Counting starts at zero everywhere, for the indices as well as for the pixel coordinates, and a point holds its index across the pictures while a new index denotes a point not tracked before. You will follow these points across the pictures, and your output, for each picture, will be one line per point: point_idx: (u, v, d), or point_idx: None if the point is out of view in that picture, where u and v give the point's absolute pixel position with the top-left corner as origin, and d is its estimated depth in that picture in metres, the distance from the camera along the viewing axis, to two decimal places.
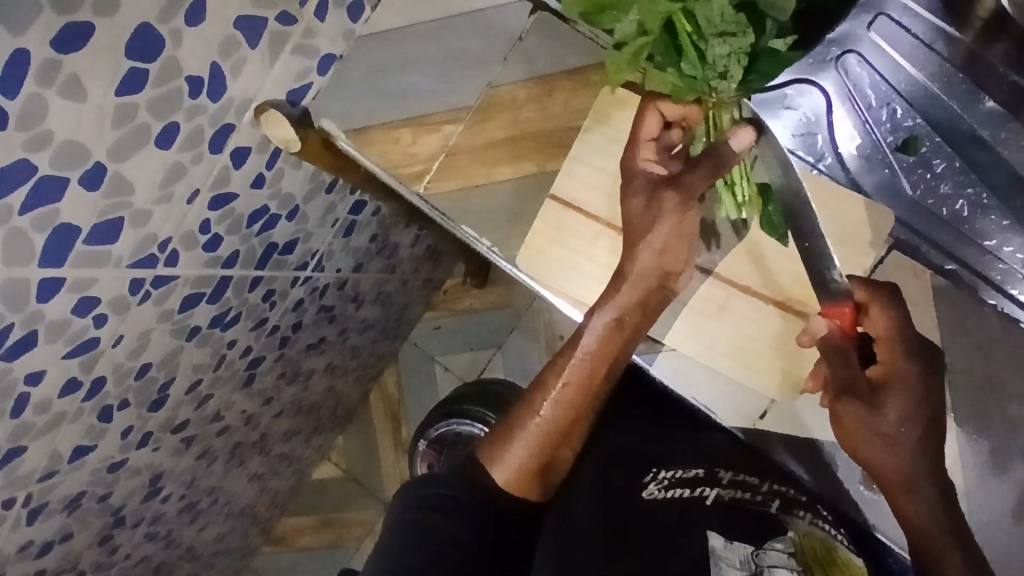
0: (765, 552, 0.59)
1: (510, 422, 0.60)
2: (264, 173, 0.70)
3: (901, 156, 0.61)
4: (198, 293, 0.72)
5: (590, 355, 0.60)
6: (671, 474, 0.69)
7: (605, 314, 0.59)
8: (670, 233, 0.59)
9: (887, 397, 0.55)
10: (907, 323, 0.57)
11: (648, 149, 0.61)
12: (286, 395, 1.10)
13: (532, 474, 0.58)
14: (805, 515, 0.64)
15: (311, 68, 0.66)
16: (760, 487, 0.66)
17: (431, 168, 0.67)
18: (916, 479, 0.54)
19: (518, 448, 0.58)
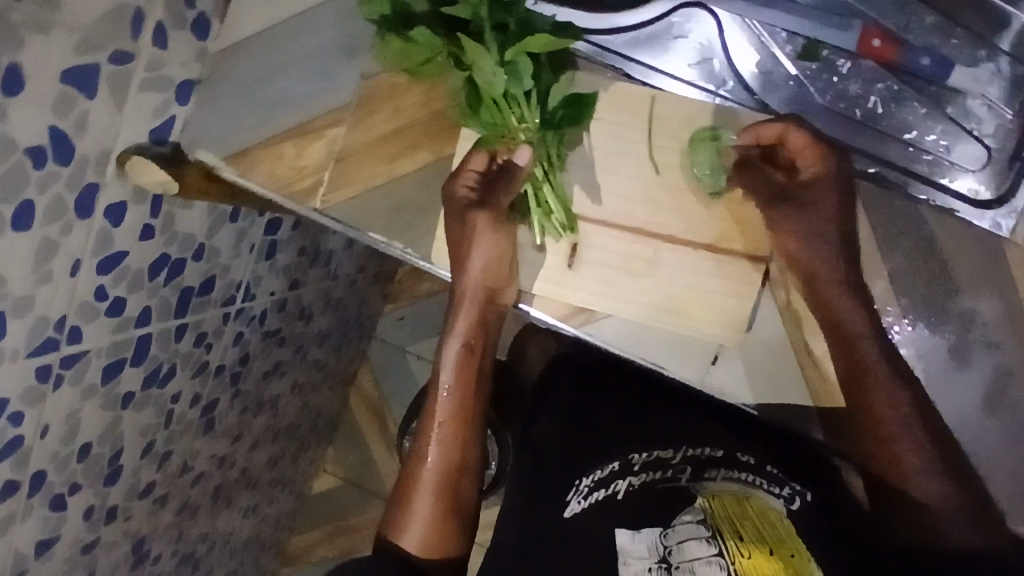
0: (676, 527, 0.63)
1: (409, 476, 0.68)
2: (152, 221, 0.65)
3: (803, 64, 0.60)
4: (119, 359, 0.68)
5: (457, 381, 0.66)
6: (590, 479, 0.70)
7: (454, 343, 0.66)
8: (488, 262, 0.60)
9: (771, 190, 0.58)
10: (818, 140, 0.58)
11: (468, 180, 0.60)
12: (256, 425, 1.07)
13: (442, 522, 0.66)
14: (717, 473, 0.68)
15: (170, 101, 0.61)
16: (673, 460, 0.70)
17: (323, 179, 0.62)
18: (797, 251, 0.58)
19: (420, 506, 0.66)
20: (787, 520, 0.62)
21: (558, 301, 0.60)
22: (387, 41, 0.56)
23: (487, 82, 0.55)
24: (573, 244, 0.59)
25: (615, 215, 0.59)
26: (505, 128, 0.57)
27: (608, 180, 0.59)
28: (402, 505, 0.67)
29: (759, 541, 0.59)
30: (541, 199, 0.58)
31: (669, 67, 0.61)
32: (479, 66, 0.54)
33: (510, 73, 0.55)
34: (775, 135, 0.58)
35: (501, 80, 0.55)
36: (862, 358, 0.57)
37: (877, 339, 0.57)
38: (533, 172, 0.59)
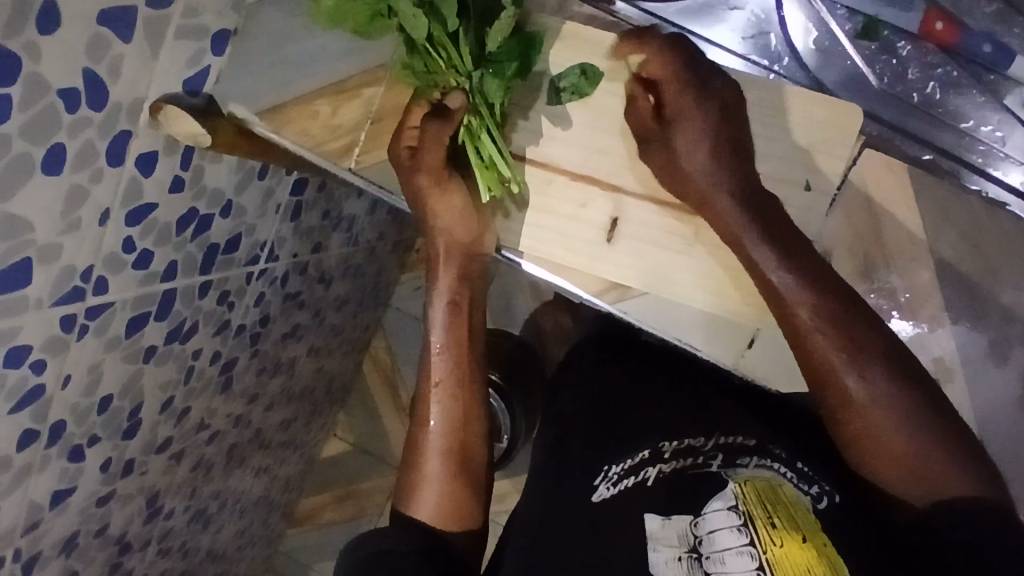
0: (705, 516, 0.54)
1: (417, 449, 0.65)
2: (181, 174, 0.63)
3: (861, 45, 0.65)
4: (142, 313, 0.68)
5: (447, 344, 0.65)
6: (620, 466, 0.63)
7: (441, 301, 0.64)
8: (452, 220, 0.60)
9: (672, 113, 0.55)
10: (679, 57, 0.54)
11: (410, 136, 0.59)
12: (272, 387, 1.07)
13: (455, 487, 0.64)
14: (751, 460, 0.58)
15: (205, 50, 0.58)
16: (704, 448, 0.61)
17: (358, 139, 0.62)
18: (715, 179, 0.54)
19: (429, 477, 0.64)
20: (815, 514, 0.53)
21: (593, 276, 0.58)
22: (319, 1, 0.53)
23: (411, 28, 0.51)
24: (613, 218, 0.57)
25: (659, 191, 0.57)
26: (439, 75, 0.56)
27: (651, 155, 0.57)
28: (412, 478, 0.64)
29: (793, 525, 0.51)
30: (484, 156, 0.57)
31: (719, 39, 0.61)
32: (403, 13, 0.50)
33: (433, 14, 0.51)
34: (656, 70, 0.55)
35: (426, 25, 0.50)
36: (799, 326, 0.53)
37: (812, 302, 0.52)
38: (468, 123, 0.57)
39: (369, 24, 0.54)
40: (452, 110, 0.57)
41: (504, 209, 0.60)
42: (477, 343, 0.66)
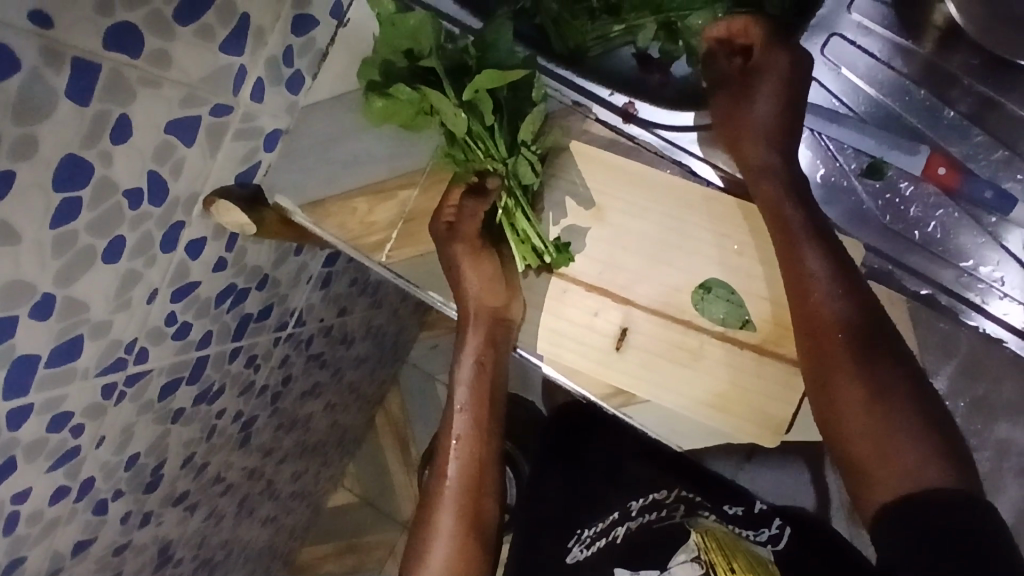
0: (672, 570, 0.65)
1: (429, 497, 0.65)
2: (226, 255, 0.68)
3: (867, 181, 0.60)
4: (176, 378, 0.72)
5: (470, 402, 0.64)
6: (591, 529, 0.75)
7: (467, 360, 0.63)
8: (481, 285, 0.60)
9: (759, 84, 0.58)
10: (778, 45, 0.58)
11: (449, 211, 0.61)
12: (287, 441, 1.10)
13: (461, 551, 0.63)
14: (709, 515, 0.70)
15: (258, 148, 0.65)
16: (667, 501, 0.73)
17: (391, 237, 0.65)
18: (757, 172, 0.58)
19: (437, 544, 0.63)
20: (774, 563, 0.64)
21: (601, 380, 0.61)
22: (371, 104, 0.59)
23: (451, 122, 0.56)
24: (623, 327, 0.60)
25: (670, 305, 0.59)
26: (477, 163, 0.60)
27: (665, 274, 0.60)
28: (422, 543, 0.64)
29: (748, 570, 0.60)
30: (522, 232, 0.60)
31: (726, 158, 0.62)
32: (443, 112, 0.56)
33: (472, 113, 0.56)
34: (741, 29, 0.59)
35: (463, 120, 0.56)
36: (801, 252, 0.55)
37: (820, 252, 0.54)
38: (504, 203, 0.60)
39: (411, 118, 0.60)
40: (488, 189, 0.60)
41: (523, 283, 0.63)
42: (498, 401, 0.65)
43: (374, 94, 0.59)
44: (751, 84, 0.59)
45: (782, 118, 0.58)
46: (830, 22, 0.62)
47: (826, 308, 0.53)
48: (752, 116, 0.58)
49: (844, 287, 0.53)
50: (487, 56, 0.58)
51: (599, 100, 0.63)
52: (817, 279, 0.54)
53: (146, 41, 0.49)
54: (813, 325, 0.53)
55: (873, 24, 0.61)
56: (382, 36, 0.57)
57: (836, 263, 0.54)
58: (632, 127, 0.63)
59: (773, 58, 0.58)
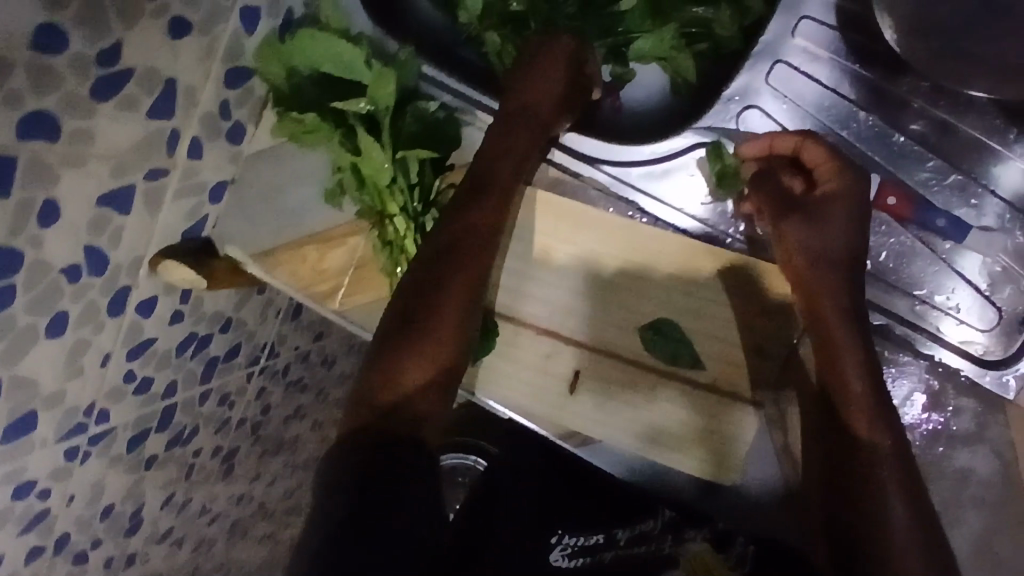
0: None
1: (392, 377, 0.50)
2: (181, 307, 0.68)
3: None
4: (144, 429, 0.73)
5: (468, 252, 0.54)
6: None
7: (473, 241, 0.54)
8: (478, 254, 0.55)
9: (830, 217, 0.55)
10: (843, 158, 0.56)
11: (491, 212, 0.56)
12: (275, 464, 1.11)
13: (397, 389, 0.50)
14: (694, 534, 0.62)
15: (203, 202, 0.63)
16: (654, 533, 0.63)
17: (341, 284, 0.64)
18: (828, 295, 0.54)
19: (374, 383, 0.50)
20: None
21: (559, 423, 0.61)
22: (282, 120, 0.59)
23: (372, 170, 0.56)
24: (575, 369, 0.59)
25: (621, 346, 0.59)
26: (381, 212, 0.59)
27: (616, 315, 0.59)
28: (376, 363, 0.51)
29: None
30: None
31: (671, 195, 0.61)
32: (368, 157, 0.56)
33: (398, 167, 0.57)
34: (790, 146, 0.57)
35: (387, 172, 0.56)
36: (834, 332, 0.54)
37: (863, 357, 0.53)
38: (385, 236, 0.60)
39: (321, 137, 0.59)
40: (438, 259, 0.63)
41: None
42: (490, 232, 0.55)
43: (287, 113, 0.58)
44: (823, 211, 0.56)
45: (850, 246, 0.55)
46: (775, 49, 0.60)
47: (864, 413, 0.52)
48: (814, 256, 0.55)
49: (867, 358, 0.53)
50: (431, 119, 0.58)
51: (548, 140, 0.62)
52: (856, 389, 0.52)
53: (65, 124, 0.48)
54: (840, 396, 0.53)
55: (819, 48, 0.60)
56: (310, 59, 0.57)
57: (870, 376, 0.53)
58: (580, 165, 0.62)
59: (846, 192, 0.55)
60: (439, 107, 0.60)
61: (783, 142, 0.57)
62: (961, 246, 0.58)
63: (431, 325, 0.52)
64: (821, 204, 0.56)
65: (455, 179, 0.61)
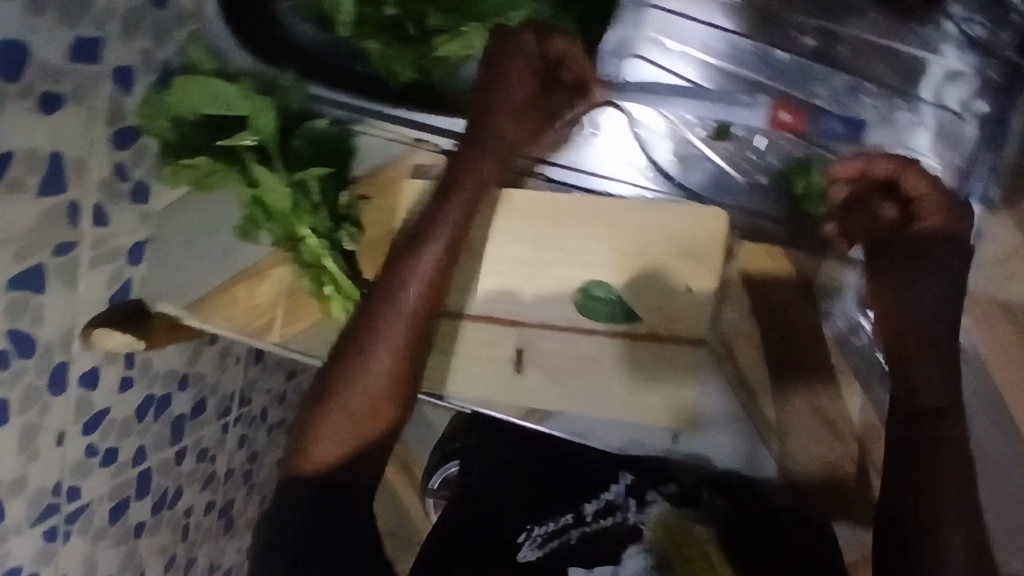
0: None
1: (347, 372, 0.53)
2: (129, 372, 0.69)
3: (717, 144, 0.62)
4: (123, 498, 0.73)
5: (425, 292, 0.54)
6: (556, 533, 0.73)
7: (429, 253, 0.54)
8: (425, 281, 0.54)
9: (935, 260, 0.53)
10: (943, 193, 0.53)
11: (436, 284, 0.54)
12: (278, 509, 1.10)
13: (368, 411, 0.53)
14: None
15: (123, 266, 0.64)
16: None
17: (277, 316, 0.64)
18: (909, 319, 0.53)
19: (352, 394, 0.53)
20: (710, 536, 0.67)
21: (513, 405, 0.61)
22: (175, 170, 0.59)
23: (275, 198, 0.57)
24: (517, 348, 0.60)
25: (555, 316, 0.59)
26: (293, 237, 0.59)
27: (545, 287, 0.59)
28: (348, 371, 0.53)
29: None
30: (347, 288, 0.60)
31: (578, 159, 0.62)
32: (267, 187, 0.56)
33: (297, 189, 0.57)
34: (885, 173, 0.54)
35: (288, 198, 0.57)
36: (903, 334, 0.53)
37: (936, 361, 0.51)
38: (306, 260, 0.60)
39: (217, 176, 0.58)
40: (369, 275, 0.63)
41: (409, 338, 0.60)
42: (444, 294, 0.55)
43: (178, 162, 0.59)
44: (921, 248, 0.54)
45: (934, 256, 0.53)
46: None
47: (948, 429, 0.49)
48: (918, 302, 0.53)
49: (944, 353, 0.51)
50: (320, 138, 0.59)
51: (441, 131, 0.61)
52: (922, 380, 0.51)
53: None
54: (920, 419, 0.50)
55: None
56: (187, 102, 0.57)
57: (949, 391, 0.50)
58: (480, 151, 0.62)
59: (945, 224, 0.53)
60: (329, 123, 0.60)
61: (870, 175, 0.55)
62: (853, 144, 0.62)
63: (385, 336, 0.53)
64: (923, 242, 0.54)
65: (365, 189, 0.61)
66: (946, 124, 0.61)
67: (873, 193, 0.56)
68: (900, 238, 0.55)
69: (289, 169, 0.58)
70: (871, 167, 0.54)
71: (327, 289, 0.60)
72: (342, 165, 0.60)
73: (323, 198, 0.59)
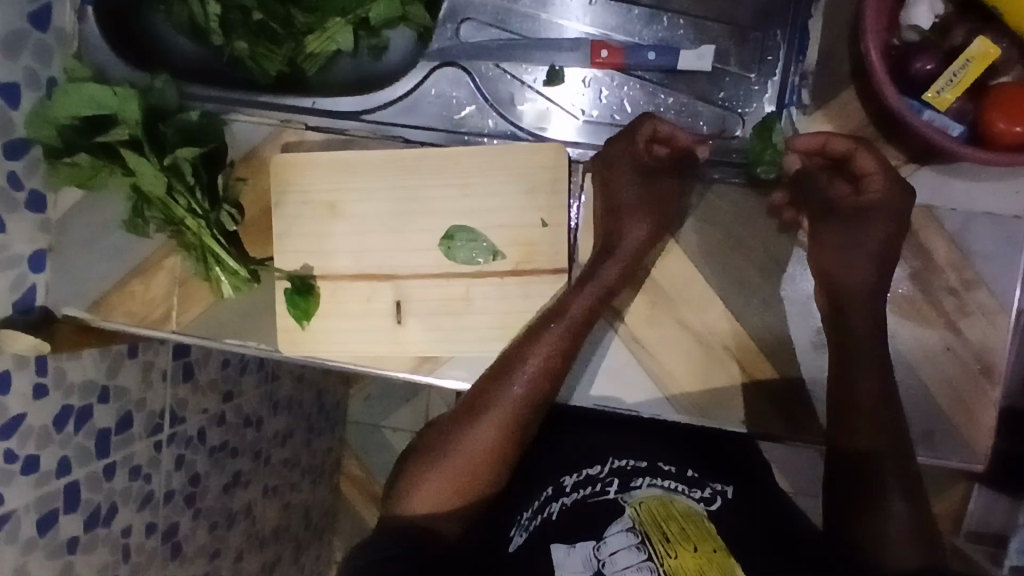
0: (606, 541, 0.55)
1: (436, 451, 0.62)
2: (43, 380, 0.72)
3: (552, 89, 0.64)
4: (50, 511, 0.75)
5: (533, 377, 0.60)
6: (528, 511, 0.63)
7: (552, 333, 0.59)
8: (530, 387, 0.60)
9: (869, 226, 0.60)
10: (894, 173, 0.59)
11: (535, 385, 0.60)
12: (234, 537, 1.09)
13: (472, 472, 0.61)
14: (644, 480, 0.61)
15: (25, 273, 0.67)
16: (599, 475, 0.63)
17: (172, 306, 0.68)
18: (857, 302, 0.59)
19: (455, 456, 0.61)
20: (709, 522, 0.56)
21: (400, 356, 0.64)
22: (57, 170, 0.63)
23: (150, 184, 0.60)
24: (397, 302, 0.63)
25: (425, 266, 0.63)
26: (177, 219, 0.64)
27: (413, 239, 0.63)
28: (461, 440, 0.61)
29: (684, 538, 0.53)
30: (233, 265, 0.64)
31: (425, 121, 0.65)
32: (141, 173, 0.60)
33: (172, 174, 0.61)
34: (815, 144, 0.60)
35: (161, 182, 0.60)
36: (854, 328, 0.59)
37: (874, 331, 0.59)
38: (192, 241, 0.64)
39: (103, 173, 0.64)
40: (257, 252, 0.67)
41: (297, 304, 0.64)
42: (538, 405, 0.61)
43: (60, 162, 0.63)
44: (864, 219, 0.60)
45: (892, 231, 0.60)
46: None
47: (879, 376, 0.59)
48: (850, 265, 0.60)
49: (876, 330, 0.59)
50: (190, 127, 0.63)
51: (305, 111, 0.67)
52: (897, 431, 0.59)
53: None
54: (876, 411, 0.59)
55: None
56: (63, 106, 0.61)
57: (876, 338, 0.59)
58: (340, 122, 0.66)
59: (895, 199, 0.59)
60: (202, 116, 0.65)
61: (827, 150, 0.60)
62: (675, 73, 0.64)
63: (487, 414, 0.61)
64: (862, 209, 0.60)
65: (241, 172, 0.67)
66: (767, 42, 0.63)
67: (820, 168, 0.63)
68: (842, 210, 0.62)
69: (162, 156, 0.62)
70: (829, 143, 0.59)
71: (216, 269, 0.64)
72: (214, 148, 0.65)
73: (197, 180, 0.63)
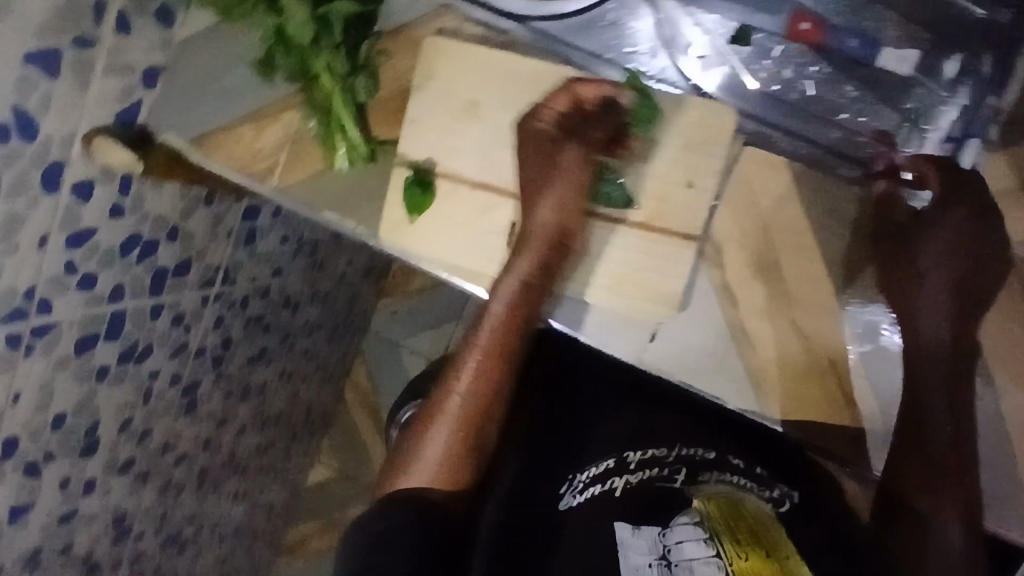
0: (672, 528, 0.57)
1: (414, 434, 0.61)
2: (121, 199, 0.68)
3: (736, 48, 0.61)
4: (92, 334, 0.72)
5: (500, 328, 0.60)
6: (586, 474, 0.64)
7: (514, 282, 0.58)
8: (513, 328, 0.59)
9: (939, 249, 0.57)
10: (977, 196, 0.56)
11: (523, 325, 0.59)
12: (242, 411, 1.08)
13: (451, 444, 0.60)
14: (714, 475, 0.63)
15: (134, 85, 0.63)
16: (668, 459, 0.64)
17: (278, 162, 0.65)
18: (926, 310, 0.56)
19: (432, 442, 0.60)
20: (780, 524, 0.58)
21: (499, 278, 0.61)
22: None
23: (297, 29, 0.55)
24: (512, 222, 0.60)
25: None
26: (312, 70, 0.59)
27: None
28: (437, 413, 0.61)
29: (756, 541, 0.54)
30: (355, 137, 0.61)
31: (595, 46, 0.62)
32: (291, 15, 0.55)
33: (320, 25, 0.57)
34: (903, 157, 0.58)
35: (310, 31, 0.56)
36: (919, 330, 0.56)
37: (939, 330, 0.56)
38: (319, 101, 0.61)
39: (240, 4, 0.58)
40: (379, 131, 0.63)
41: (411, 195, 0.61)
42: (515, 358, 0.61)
43: None
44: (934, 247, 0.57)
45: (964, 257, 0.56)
46: None
47: (936, 380, 0.56)
48: (921, 321, 0.57)
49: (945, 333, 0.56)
50: None
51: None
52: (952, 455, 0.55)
53: None
54: (920, 417, 0.56)
55: None
56: None
57: (946, 340, 0.56)
58: (504, 22, 0.62)
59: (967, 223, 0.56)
60: None
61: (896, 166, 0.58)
62: (871, 67, 0.60)
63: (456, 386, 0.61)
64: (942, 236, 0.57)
65: (387, 44, 0.62)
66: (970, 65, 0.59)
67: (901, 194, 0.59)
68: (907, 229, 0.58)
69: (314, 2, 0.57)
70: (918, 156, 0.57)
71: (339, 137, 0.61)
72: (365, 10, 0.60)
73: (342, 39, 0.59)
